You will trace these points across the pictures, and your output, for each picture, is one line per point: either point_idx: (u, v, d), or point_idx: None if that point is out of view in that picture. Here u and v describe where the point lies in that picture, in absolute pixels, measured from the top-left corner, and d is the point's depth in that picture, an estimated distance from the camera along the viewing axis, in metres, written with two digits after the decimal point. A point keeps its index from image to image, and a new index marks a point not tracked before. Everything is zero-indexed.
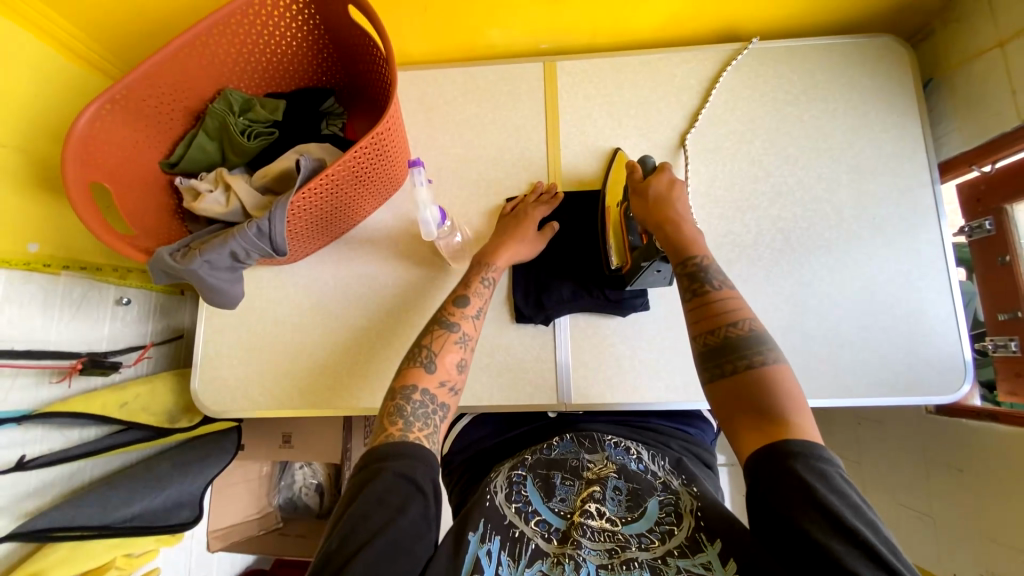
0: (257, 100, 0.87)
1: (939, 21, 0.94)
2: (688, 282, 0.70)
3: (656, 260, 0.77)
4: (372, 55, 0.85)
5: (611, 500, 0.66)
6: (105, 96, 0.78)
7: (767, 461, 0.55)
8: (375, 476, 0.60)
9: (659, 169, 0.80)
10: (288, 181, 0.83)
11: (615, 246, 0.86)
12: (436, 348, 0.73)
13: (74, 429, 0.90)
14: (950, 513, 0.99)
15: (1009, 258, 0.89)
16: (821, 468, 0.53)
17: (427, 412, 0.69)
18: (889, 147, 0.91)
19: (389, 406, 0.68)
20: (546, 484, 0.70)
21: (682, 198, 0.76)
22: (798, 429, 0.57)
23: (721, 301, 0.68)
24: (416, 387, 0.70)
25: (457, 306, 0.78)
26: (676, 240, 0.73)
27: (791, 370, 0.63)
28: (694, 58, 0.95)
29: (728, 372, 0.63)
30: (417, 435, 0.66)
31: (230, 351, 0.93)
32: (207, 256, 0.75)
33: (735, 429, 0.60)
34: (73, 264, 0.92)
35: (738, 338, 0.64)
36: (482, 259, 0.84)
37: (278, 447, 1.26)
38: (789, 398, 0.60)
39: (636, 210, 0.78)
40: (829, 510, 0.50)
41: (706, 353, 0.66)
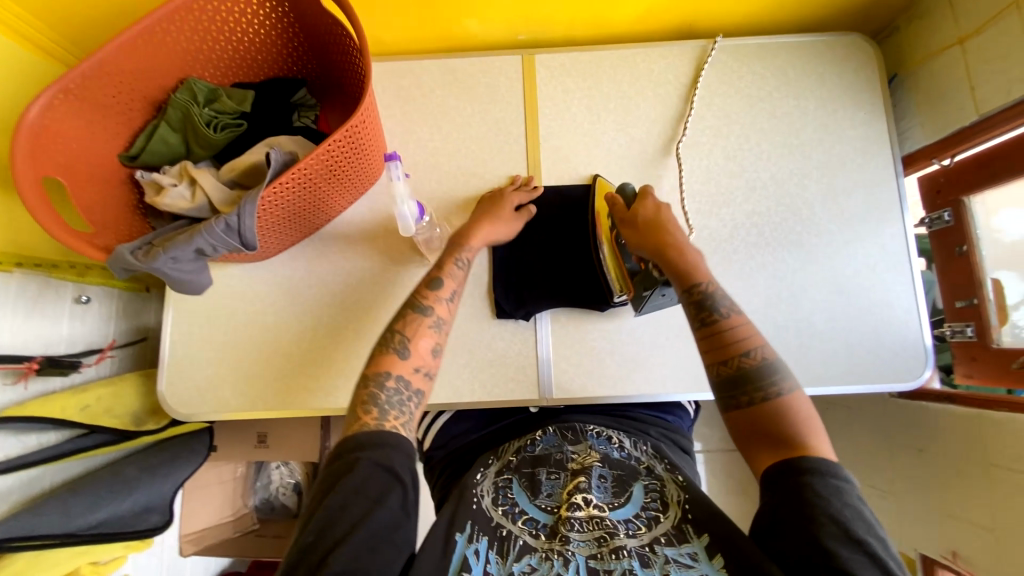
0: (224, 90, 0.84)
1: (903, 20, 0.97)
2: (695, 310, 0.71)
3: (658, 287, 0.79)
4: (346, 45, 0.82)
5: (598, 488, 0.66)
6: (58, 85, 0.73)
7: (784, 480, 0.58)
8: (352, 467, 0.59)
9: (642, 195, 0.80)
10: (258, 175, 0.80)
11: (609, 252, 0.87)
12: (408, 334, 0.72)
13: (32, 434, 0.85)
14: (912, 491, 1.04)
15: (966, 248, 0.93)
16: (836, 484, 0.57)
17: (402, 400, 0.67)
18: (856, 142, 0.94)
19: (362, 394, 0.66)
20: (532, 482, 0.69)
21: (671, 220, 0.77)
22: (816, 453, 0.60)
23: (732, 329, 0.69)
24: (389, 374, 0.68)
25: (430, 288, 0.76)
26: (681, 268, 0.73)
27: (803, 394, 0.66)
28: (672, 53, 0.95)
29: (745, 403, 0.65)
30: (392, 423, 0.64)
31: (199, 351, 0.89)
32: (172, 254, 0.71)
33: (755, 457, 0.63)
34: (26, 260, 0.86)
35: (753, 369, 0.66)
36: (458, 239, 0.83)
37: (254, 447, 1.23)
38: (806, 425, 0.63)
39: (630, 239, 0.78)
40: (843, 523, 0.54)
41: (722, 383, 0.68)
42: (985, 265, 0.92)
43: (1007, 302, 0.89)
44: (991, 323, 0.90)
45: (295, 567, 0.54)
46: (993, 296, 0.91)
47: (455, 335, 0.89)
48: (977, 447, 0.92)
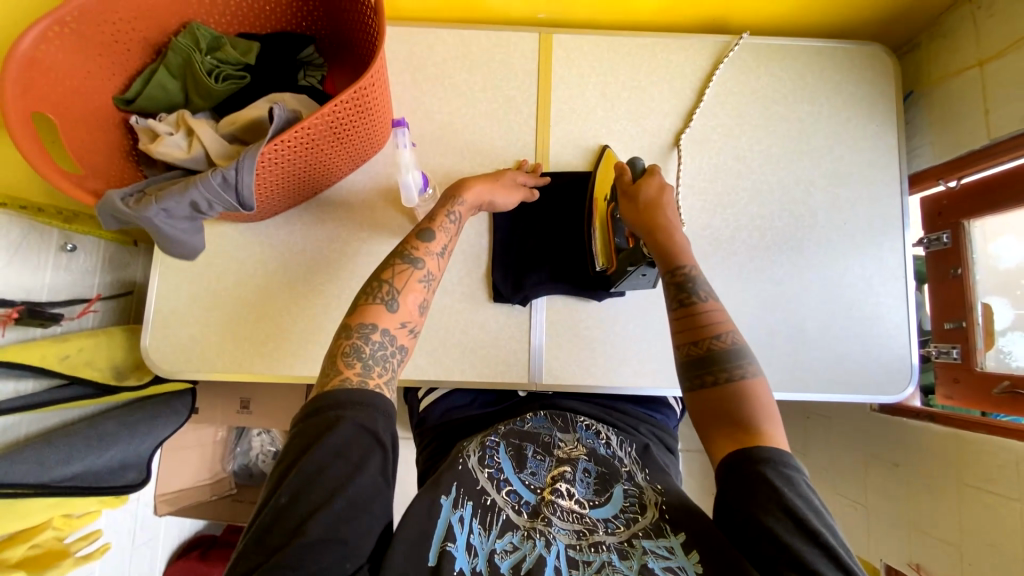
0: (227, 39, 0.80)
1: (926, 34, 0.96)
2: (675, 291, 0.71)
3: (643, 265, 0.78)
4: (359, 4, 0.79)
5: (580, 483, 0.67)
6: (52, 16, 0.70)
7: (737, 470, 0.59)
8: (333, 426, 0.58)
9: (649, 172, 0.78)
10: (259, 131, 0.77)
11: (600, 229, 0.85)
12: (397, 286, 0.69)
13: (9, 381, 0.82)
14: (884, 503, 1.07)
15: (960, 271, 0.95)
16: (788, 474, 0.57)
17: (386, 355, 0.66)
18: (866, 154, 0.94)
19: (344, 345, 0.64)
20: (519, 455, 0.70)
21: (671, 204, 0.76)
22: (770, 440, 0.60)
23: (706, 313, 0.69)
24: (374, 327, 0.66)
25: (421, 240, 0.74)
26: (665, 248, 0.73)
27: (766, 382, 0.66)
28: (692, 46, 0.93)
29: (708, 384, 0.66)
30: (376, 381, 0.63)
31: (188, 308, 0.87)
32: (164, 205, 0.69)
33: (710, 436, 0.64)
34: (11, 203, 0.84)
35: (721, 351, 0.67)
36: (452, 193, 0.80)
37: (236, 412, 1.22)
38: (765, 410, 0.63)
39: (625, 213, 0.77)
40: (794, 513, 0.55)
41: (689, 362, 0.68)
42: (978, 289, 0.93)
43: (993, 327, 0.90)
44: (977, 347, 0.92)
45: (269, 527, 0.54)
46: (981, 320, 0.92)
47: (449, 314, 0.88)
48: (952, 466, 0.94)
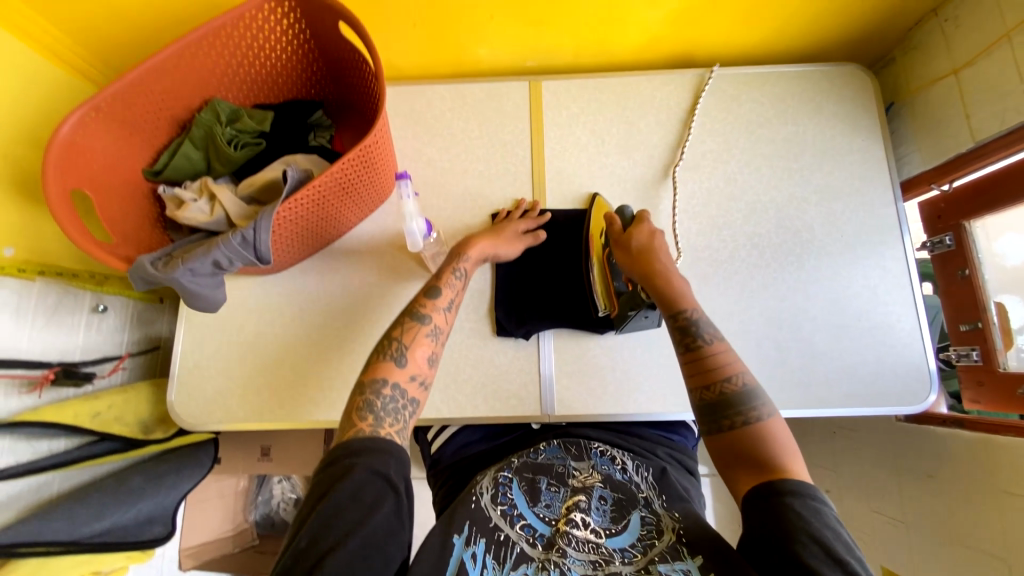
0: (246, 111, 0.88)
1: (899, 51, 1.00)
2: (681, 336, 0.73)
3: (644, 307, 0.83)
4: (362, 70, 0.87)
5: (596, 511, 0.66)
6: (89, 104, 0.77)
7: (762, 500, 0.59)
8: (347, 473, 0.60)
9: (638, 219, 0.82)
10: (274, 191, 0.83)
11: (598, 270, 0.89)
12: (406, 341, 0.73)
13: (43, 441, 0.87)
14: (923, 519, 1.02)
15: (968, 272, 0.94)
16: (815, 506, 0.57)
17: (397, 407, 0.68)
18: (854, 168, 0.96)
19: (357, 401, 0.67)
20: (532, 488, 0.70)
21: (663, 247, 0.79)
22: (795, 479, 0.60)
23: (714, 356, 0.70)
24: (385, 382, 0.69)
25: (429, 297, 0.78)
26: (668, 295, 0.75)
27: (782, 420, 0.67)
28: (673, 80, 0.99)
29: (725, 428, 0.66)
30: (387, 430, 0.65)
31: (210, 362, 0.91)
32: (190, 266, 0.74)
33: (736, 481, 0.64)
34: (48, 269, 0.91)
35: (734, 394, 0.67)
36: (458, 250, 0.85)
37: (257, 460, 1.24)
38: (784, 450, 0.63)
39: (621, 260, 0.81)
40: (823, 544, 0.54)
41: (704, 407, 0.69)
42: (988, 288, 0.92)
43: (1010, 325, 0.89)
44: (997, 347, 0.90)
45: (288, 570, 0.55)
46: (997, 318, 0.91)
47: (459, 351, 0.90)
48: (987, 476, 0.90)
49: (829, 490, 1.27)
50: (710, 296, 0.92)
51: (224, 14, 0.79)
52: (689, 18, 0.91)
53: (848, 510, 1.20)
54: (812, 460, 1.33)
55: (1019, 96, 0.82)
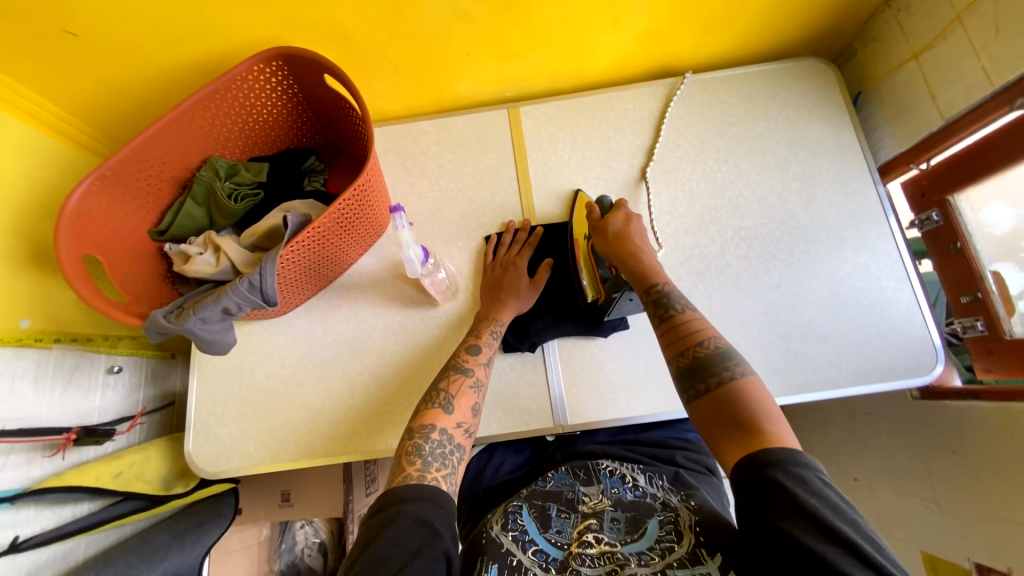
0: (242, 165, 0.92)
1: (859, 42, 1.04)
2: (654, 308, 0.75)
3: (627, 290, 0.82)
4: (350, 116, 0.92)
5: (609, 529, 0.69)
6: (96, 173, 0.81)
7: (750, 475, 0.57)
8: (393, 519, 0.61)
9: (615, 207, 0.85)
10: (276, 237, 0.87)
11: (587, 273, 0.89)
12: (453, 391, 0.78)
13: (67, 506, 0.88)
14: (954, 498, 1.00)
15: (960, 245, 0.96)
16: (799, 473, 0.56)
17: (445, 452, 0.72)
18: (830, 154, 0.99)
19: (407, 446, 0.71)
20: (542, 515, 0.73)
21: (639, 231, 0.82)
22: (774, 437, 0.60)
23: (686, 323, 0.72)
24: (434, 427, 0.73)
25: (470, 353, 0.83)
26: (637, 269, 0.78)
27: (759, 379, 0.67)
28: (644, 92, 1.04)
29: (702, 392, 0.67)
30: (436, 475, 0.68)
31: (224, 408, 0.93)
32: (200, 314, 0.77)
33: (718, 443, 0.63)
34: (64, 336, 0.93)
35: (707, 356, 0.69)
36: (487, 314, 0.89)
37: (278, 506, 1.24)
38: (763, 409, 0.63)
39: (598, 246, 0.82)
40: (811, 514, 0.53)
41: (682, 373, 0.69)
42: (982, 258, 0.93)
43: (1009, 292, 0.89)
44: (1000, 315, 0.91)
45: None
46: (995, 287, 0.91)
47: None
48: (1011, 444, 0.89)
49: (857, 478, 1.24)
50: (707, 291, 0.94)
51: (217, 80, 0.83)
52: (654, 35, 0.96)
53: (879, 496, 1.18)
54: (835, 449, 1.31)
55: (979, 73, 0.86)
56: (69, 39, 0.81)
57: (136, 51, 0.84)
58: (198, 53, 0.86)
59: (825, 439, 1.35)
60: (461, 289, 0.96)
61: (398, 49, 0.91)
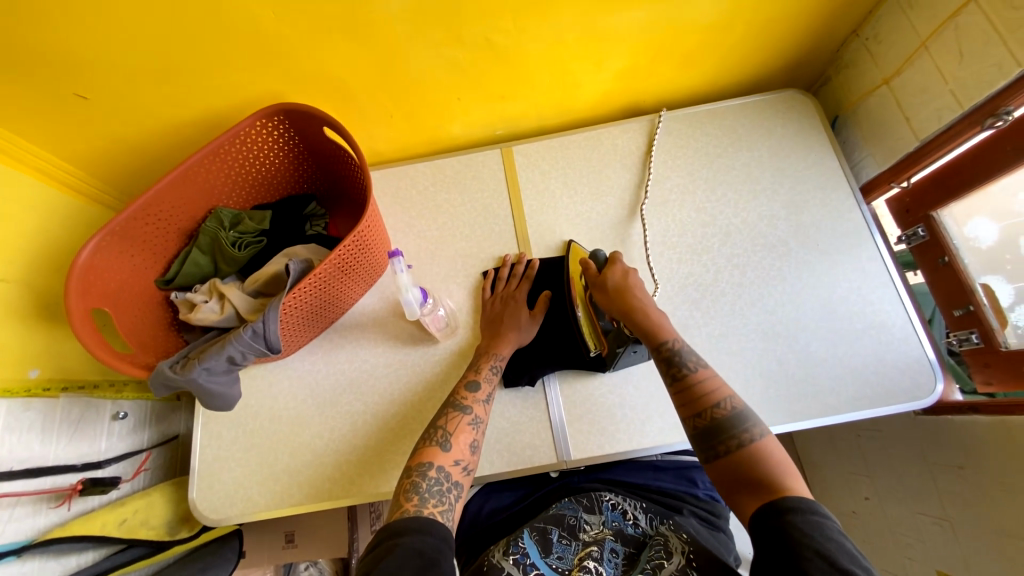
0: (246, 214, 0.96)
1: (832, 70, 1.09)
2: (666, 366, 0.76)
3: (630, 343, 0.87)
4: (349, 162, 0.96)
5: (608, 561, 0.70)
6: (105, 229, 0.84)
7: (768, 523, 0.58)
8: (389, 551, 0.60)
9: (611, 260, 0.86)
10: (278, 282, 0.89)
11: (583, 312, 0.92)
12: (450, 429, 0.79)
13: (72, 556, 0.88)
14: (964, 516, 0.98)
15: (948, 259, 0.97)
16: (817, 520, 0.56)
17: (442, 489, 0.72)
18: (812, 179, 1.03)
19: (405, 484, 0.71)
20: (544, 539, 0.75)
21: (638, 284, 0.83)
22: (794, 494, 0.61)
23: (700, 382, 0.73)
24: (431, 465, 0.74)
25: (468, 389, 0.84)
26: (648, 328, 0.78)
27: (775, 438, 0.68)
28: (629, 129, 1.08)
29: (722, 453, 0.67)
30: (432, 510, 0.68)
31: (229, 454, 0.93)
32: (205, 364, 0.78)
33: (742, 507, 0.63)
34: (71, 385, 0.94)
35: (724, 418, 0.69)
36: (488, 348, 0.90)
37: (282, 548, 1.22)
38: (782, 470, 0.64)
39: (601, 301, 0.84)
40: (826, 556, 0.53)
41: (698, 435, 0.70)
42: (971, 271, 0.95)
43: (1000, 304, 0.90)
44: (994, 327, 0.91)
45: None
46: (987, 301, 0.92)
47: None
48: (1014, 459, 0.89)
49: (868, 497, 1.23)
50: (703, 318, 0.95)
51: (221, 136, 0.87)
52: (636, 73, 1.00)
53: (892, 518, 1.16)
54: (846, 466, 1.31)
55: (948, 96, 0.89)
56: (79, 102, 0.85)
57: (143, 109, 0.88)
58: (202, 109, 0.90)
59: (835, 458, 1.34)
60: (460, 325, 0.98)
61: (391, 97, 0.95)
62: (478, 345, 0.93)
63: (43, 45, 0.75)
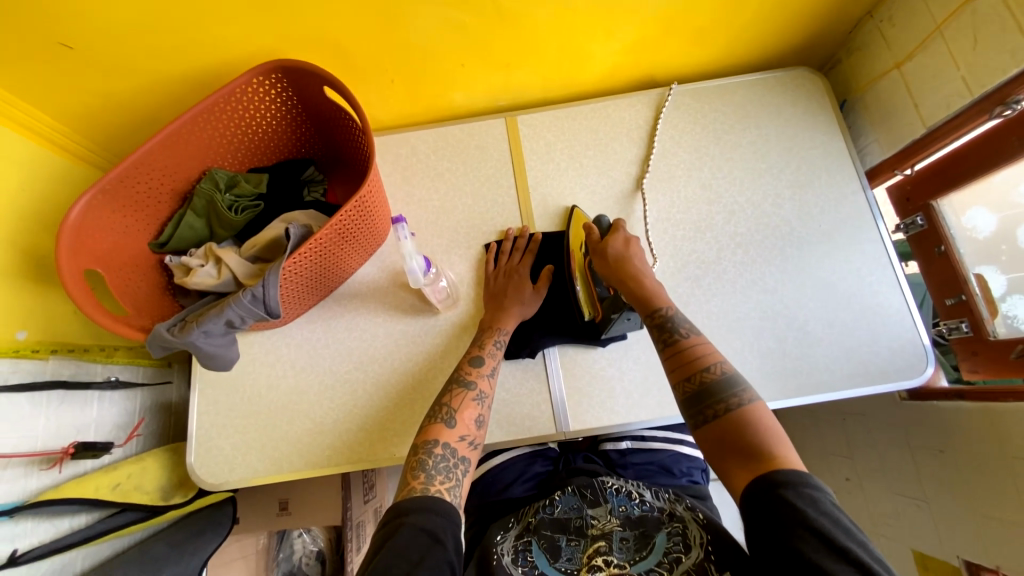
0: (242, 176, 0.93)
1: (843, 52, 1.06)
2: (658, 332, 0.77)
3: (625, 310, 0.85)
4: (350, 126, 0.93)
5: (618, 549, 0.73)
6: (95, 188, 0.81)
7: (760, 497, 0.59)
8: (395, 531, 0.62)
9: (614, 228, 0.85)
10: (278, 247, 0.87)
11: (582, 283, 0.92)
12: (455, 405, 0.79)
13: (65, 518, 0.87)
14: (942, 494, 1.02)
15: (944, 248, 0.98)
16: (810, 494, 0.58)
17: (449, 466, 0.72)
18: (818, 160, 1.02)
19: (412, 460, 0.72)
20: (552, 546, 0.76)
21: (638, 254, 0.83)
22: (783, 461, 0.62)
23: (692, 347, 0.74)
24: (437, 442, 0.74)
25: (472, 364, 0.84)
26: (641, 295, 0.79)
27: (764, 404, 0.69)
28: (637, 101, 1.06)
29: (710, 417, 0.69)
30: (438, 488, 0.68)
31: (229, 421, 0.92)
32: (204, 327, 0.77)
33: (728, 471, 0.65)
34: (60, 348, 0.93)
35: (713, 382, 0.70)
36: (492, 323, 0.90)
37: (276, 515, 1.24)
38: (770, 434, 0.65)
39: (599, 268, 0.84)
40: (824, 534, 0.54)
41: (687, 400, 0.71)
42: (965, 262, 0.96)
43: (993, 295, 0.91)
44: (984, 317, 0.93)
45: None
46: (980, 291, 0.93)
47: None
48: (993, 442, 0.93)
49: (848, 478, 1.28)
50: (703, 297, 0.96)
51: (217, 92, 0.83)
52: (647, 46, 0.97)
53: (870, 495, 1.21)
54: (828, 447, 1.35)
55: (959, 82, 0.87)
56: (64, 52, 0.80)
57: (132, 62, 0.84)
58: (196, 65, 0.86)
59: (817, 438, 1.38)
60: (462, 296, 0.97)
61: (392, 61, 0.91)
62: (482, 318, 0.93)
63: None
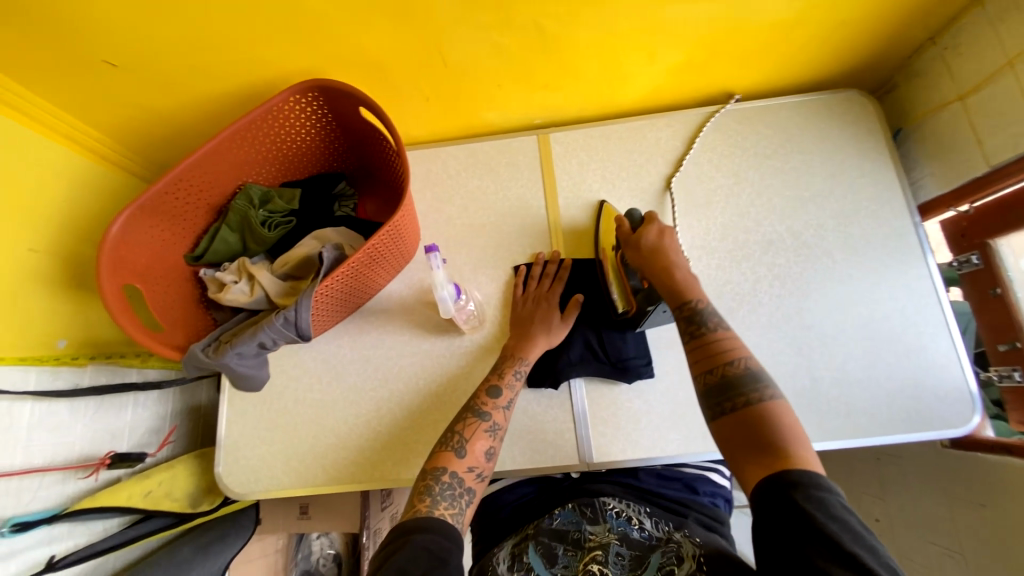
0: (275, 192, 0.93)
1: (901, 75, 1.01)
2: (686, 324, 0.75)
3: (660, 302, 0.81)
4: (383, 146, 0.93)
5: (613, 564, 0.70)
6: (135, 204, 0.82)
7: (769, 492, 0.57)
8: (400, 548, 0.62)
9: (647, 220, 0.82)
10: (308, 265, 0.87)
11: (615, 280, 0.90)
12: (466, 435, 0.78)
13: (98, 521, 0.90)
14: (980, 549, 0.97)
15: (1000, 291, 0.92)
16: (819, 496, 0.55)
17: (454, 494, 0.72)
18: (865, 190, 0.97)
19: (419, 485, 0.72)
20: (548, 552, 0.75)
21: (674, 245, 0.79)
22: (800, 461, 0.59)
23: (718, 341, 0.72)
24: (444, 469, 0.74)
25: (490, 395, 0.83)
26: (671, 285, 0.77)
27: (788, 403, 0.67)
28: (674, 122, 1.02)
29: (728, 410, 0.67)
30: (443, 512, 0.68)
31: (255, 432, 0.94)
32: (237, 348, 0.78)
33: (740, 465, 0.63)
34: (99, 355, 0.96)
35: (735, 375, 0.68)
36: (514, 351, 0.88)
37: (297, 518, 1.27)
38: (789, 432, 0.63)
39: (630, 258, 0.82)
40: (831, 539, 0.52)
41: (708, 390, 0.70)
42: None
43: None
44: None
45: None
46: None
47: None
48: None
49: (879, 519, 1.23)
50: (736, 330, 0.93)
51: (254, 111, 0.84)
52: (690, 68, 0.94)
53: (901, 538, 1.16)
54: (859, 484, 1.30)
55: None
56: (109, 69, 0.82)
57: (173, 80, 0.85)
58: (234, 83, 0.86)
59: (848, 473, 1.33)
60: (488, 319, 0.96)
61: (427, 80, 0.90)
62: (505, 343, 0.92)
63: (73, 10, 0.72)
